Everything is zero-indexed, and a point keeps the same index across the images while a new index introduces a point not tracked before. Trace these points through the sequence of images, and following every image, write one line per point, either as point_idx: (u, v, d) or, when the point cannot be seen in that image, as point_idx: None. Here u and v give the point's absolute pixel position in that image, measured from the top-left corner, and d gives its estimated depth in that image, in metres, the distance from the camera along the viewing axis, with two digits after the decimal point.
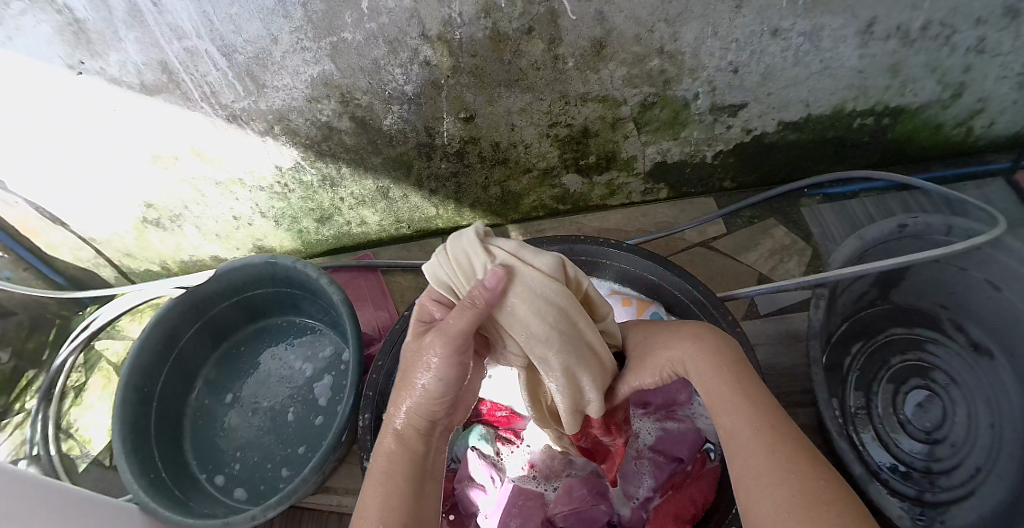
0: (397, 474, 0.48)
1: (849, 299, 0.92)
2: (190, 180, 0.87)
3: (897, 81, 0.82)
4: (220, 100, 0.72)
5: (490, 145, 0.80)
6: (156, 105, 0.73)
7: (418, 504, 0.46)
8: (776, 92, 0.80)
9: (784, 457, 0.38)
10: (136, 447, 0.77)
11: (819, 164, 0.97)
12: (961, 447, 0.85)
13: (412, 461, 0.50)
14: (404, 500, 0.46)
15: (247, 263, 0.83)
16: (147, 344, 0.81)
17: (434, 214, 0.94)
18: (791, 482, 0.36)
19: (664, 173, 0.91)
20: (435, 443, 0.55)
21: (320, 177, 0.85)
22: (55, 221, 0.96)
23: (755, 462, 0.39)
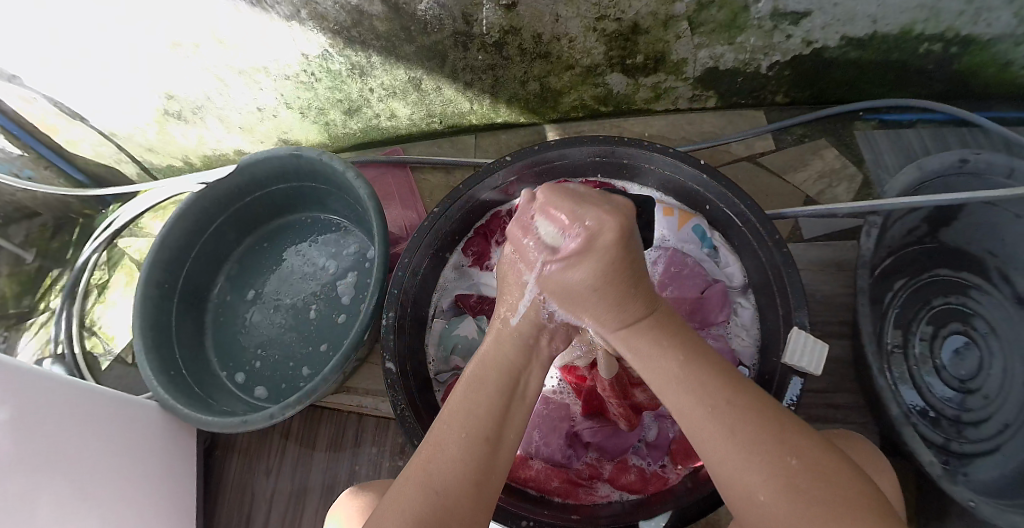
0: (477, 390, 0.44)
1: (897, 233, 0.83)
2: (211, 70, 0.83)
3: (973, 6, 0.69)
4: None
5: (531, 36, 0.72)
6: None
7: (455, 436, 0.41)
8: (842, 3, 0.69)
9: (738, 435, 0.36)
10: (158, 344, 0.77)
11: (878, 88, 0.87)
12: (994, 400, 0.79)
13: (495, 375, 0.45)
14: (472, 430, 0.41)
15: (267, 157, 0.79)
16: (167, 241, 0.80)
17: (468, 110, 0.89)
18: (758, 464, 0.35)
19: (715, 79, 0.83)
20: (533, 369, 0.48)
21: (349, 66, 0.80)
22: (73, 116, 0.93)
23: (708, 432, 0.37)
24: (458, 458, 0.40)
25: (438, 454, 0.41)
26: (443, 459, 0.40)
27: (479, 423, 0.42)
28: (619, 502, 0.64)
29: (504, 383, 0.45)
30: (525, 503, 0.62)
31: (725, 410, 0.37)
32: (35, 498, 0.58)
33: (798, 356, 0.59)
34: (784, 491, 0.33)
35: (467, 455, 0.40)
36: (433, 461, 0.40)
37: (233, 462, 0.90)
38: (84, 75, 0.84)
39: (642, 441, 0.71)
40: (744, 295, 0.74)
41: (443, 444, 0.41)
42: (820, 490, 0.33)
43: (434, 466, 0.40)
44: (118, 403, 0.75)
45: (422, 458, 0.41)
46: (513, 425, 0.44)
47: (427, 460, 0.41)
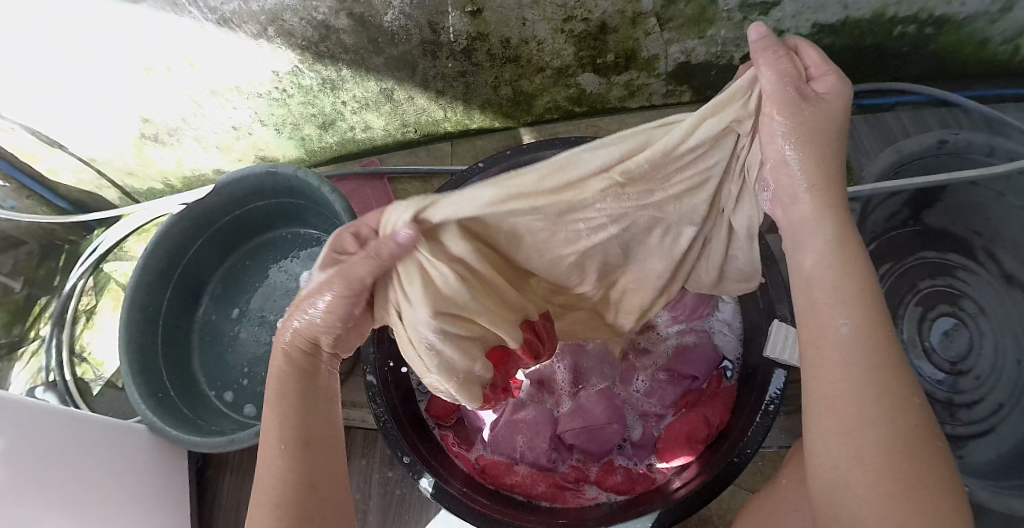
0: (284, 402, 0.45)
1: (880, 216, 0.84)
2: (185, 91, 0.83)
3: None
4: (208, 1, 0.65)
5: (499, 41, 0.72)
6: (141, 12, 0.67)
7: (275, 449, 0.43)
8: None
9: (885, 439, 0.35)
10: (145, 368, 0.77)
11: (853, 75, 0.87)
12: (985, 381, 0.79)
13: (293, 378, 0.46)
14: (287, 438, 0.43)
15: (244, 175, 0.79)
16: (150, 264, 0.80)
17: (442, 117, 0.89)
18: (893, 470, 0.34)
19: (687, 74, 0.83)
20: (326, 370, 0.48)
21: (320, 81, 0.80)
22: (52, 144, 0.93)
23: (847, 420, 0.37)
24: (283, 467, 0.43)
25: (268, 467, 0.43)
26: (271, 472, 0.43)
27: (291, 432, 0.44)
28: (607, 504, 0.63)
29: (293, 383, 0.46)
30: (510, 509, 0.62)
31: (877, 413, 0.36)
32: None
33: (780, 347, 0.60)
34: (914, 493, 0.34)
35: (292, 464, 0.43)
36: (262, 477, 0.43)
37: (226, 480, 0.90)
38: (58, 101, 0.83)
39: (628, 441, 0.71)
40: (724, 290, 0.72)
41: (269, 458, 0.43)
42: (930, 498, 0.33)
43: (263, 479, 0.43)
44: (111, 430, 0.75)
45: (260, 477, 0.43)
46: (323, 413, 0.47)
47: (258, 475, 0.43)
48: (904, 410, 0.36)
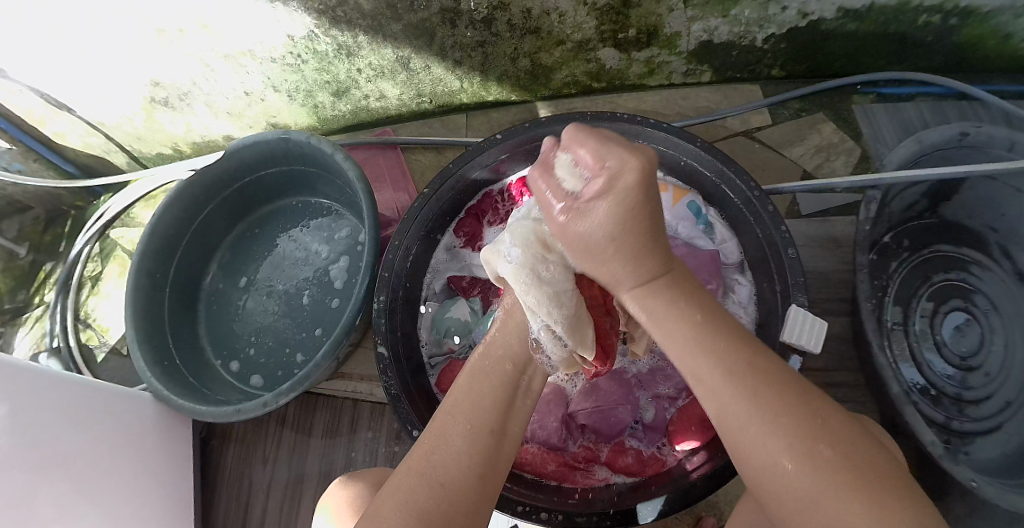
0: (481, 382, 0.46)
1: (896, 209, 0.82)
2: (197, 55, 0.82)
3: None
4: None
5: (520, 11, 0.71)
6: None
7: (461, 427, 0.42)
8: None
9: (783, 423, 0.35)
10: (150, 335, 0.77)
11: (875, 62, 0.85)
12: (995, 377, 0.78)
13: (503, 364, 0.47)
14: (479, 424, 0.42)
15: (255, 142, 0.78)
16: (158, 230, 0.79)
17: (458, 88, 0.88)
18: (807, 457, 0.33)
19: (709, 52, 0.82)
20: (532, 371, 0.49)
21: (335, 47, 0.79)
22: (60, 108, 0.92)
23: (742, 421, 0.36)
24: (463, 450, 0.40)
25: (448, 445, 0.40)
26: (450, 449, 0.40)
27: (483, 415, 0.43)
28: (617, 486, 0.64)
29: (510, 377, 0.47)
30: (519, 486, 0.61)
31: (747, 390, 0.37)
32: (33, 500, 0.58)
33: (797, 333, 0.59)
34: (806, 468, 0.33)
35: (474, 446, 0.41)
36: (437, 453, 0.40)
37: (230, 451, 0.90)
38: (71, 67, 0.83)
39: (640, 423, 0.70)
40: (740, 272, 0.73)
41: (449, 435, 0.41)
42: (845, 476, 0.32)
43: (438, 456, 0.40)
44: (124, 403, 0.75)
45: (422, 451, 0.41)
46: (515, 421, 0.46)
47: (429, 451, 0.41)
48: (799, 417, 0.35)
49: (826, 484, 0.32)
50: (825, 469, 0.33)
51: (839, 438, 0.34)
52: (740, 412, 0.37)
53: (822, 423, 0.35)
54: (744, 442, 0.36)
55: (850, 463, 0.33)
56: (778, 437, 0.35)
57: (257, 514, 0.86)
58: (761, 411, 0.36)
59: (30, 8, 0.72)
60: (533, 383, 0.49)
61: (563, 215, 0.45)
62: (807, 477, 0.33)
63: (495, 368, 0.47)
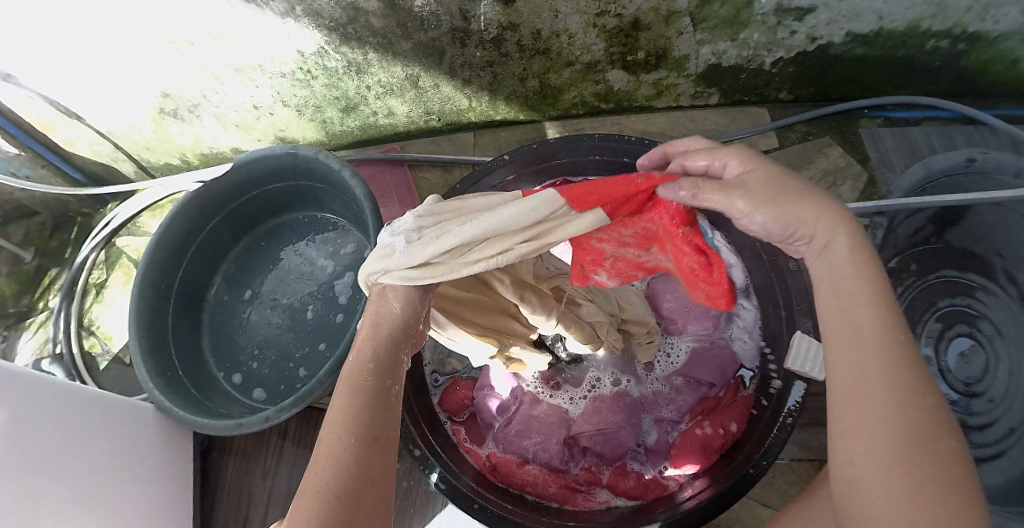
0: (354, 389, 0.42)
1: (902, 233, 0.81)
2: (207, 68, 0.82)
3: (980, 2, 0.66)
4: None
5: (530, 32, 0.71)
6: None
7: (342, 438, 0.39)
8: None
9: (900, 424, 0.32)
10: (154, 346, 0.77)
11: (882, 87, 0.85)
12: (1000, 404, 0.77)
13: (373, 366, 0.44)
14: (359, 432, 0.39)
15: (264, 155, 0.78)
16: (165, 240, 0.80)
17: (466, 107, 0.88)
18: (901, 453, 0.31)
19: (718, 75, 0.82)
20: (407, 349, 0.47)
21: (345, 64, 0.79)
22: (69, 115, 0.93)
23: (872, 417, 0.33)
24: (342, 460, 0.37)
25: (325, 459, 0.38)
26: (338, 465, 0.37)
27: (361, 424, 0.40)
28: (618, 509, 0.63)
29: (381, 381, 0.43)
30: (519, 508, 0.61)
31: (894, 379, 0.34)
32: (35, 512, 0.58)
33: (800, 361, 0.59)
34: (908, 485, 0.30)
35: (355, 455, 0.38)
36: (326, 469, 0.37)
37: (230, 463, 0.90)
38: (85, 82, 0.85)
39: (642, 446, 0.70)
40: (746, 297, 0.71)
41: (335, 450, 0.38)
42: (948, 497, 0.29)
43: (328, 474, 0.37)
44: (126, 416, 0.75)
45: (312, 472, 0.38)
46: (390, 418, 0.43)
47: (321, 469, 0.37)
48: (924, 439, 0.32)
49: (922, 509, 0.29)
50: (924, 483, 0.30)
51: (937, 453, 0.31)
52: (874, 403, 0.33)
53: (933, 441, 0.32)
54: (860, 431, 0.33)
55: (949, 488, 0.30)
56: (883, 440, 0.32)
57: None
58: (885, 414, 0.33)
59: (29, 9, 0.71)
60: (400, 381, 0.46)
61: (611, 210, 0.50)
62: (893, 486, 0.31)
63: (370, 373, 0.43)
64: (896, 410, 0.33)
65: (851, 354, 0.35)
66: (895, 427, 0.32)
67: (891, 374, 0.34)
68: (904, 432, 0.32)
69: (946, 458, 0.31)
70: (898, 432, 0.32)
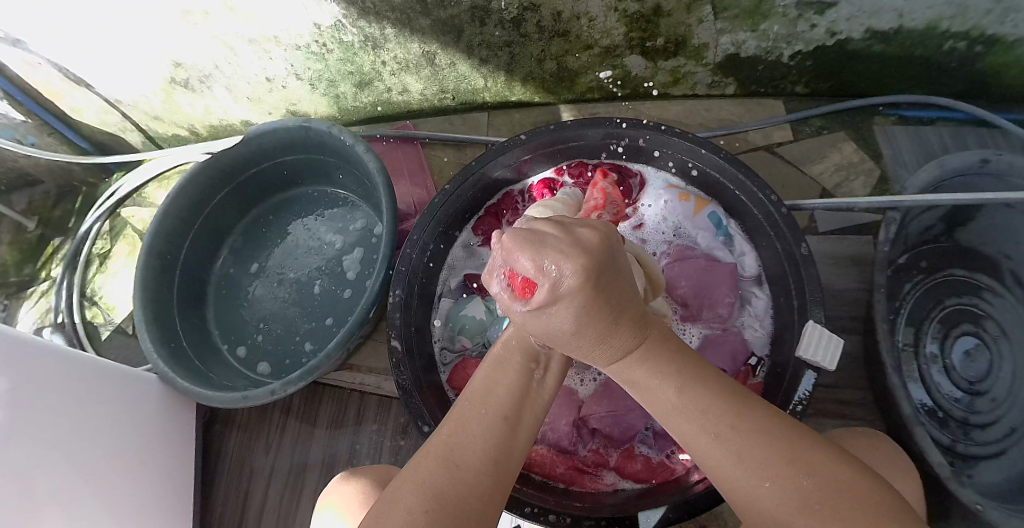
0: (498, 370, 0.43)
1: (913, 231, 0.81)
2: (222, 38, 0.81)
3: (1001, 4, 0.66)
4: None
5: (551, 13, 0.70)
6: None
7: (479, 413, 0.39)
8: None
9: (748, 450, 0.34)
10: (159, 316, 0.77)
11: (899, 84, 0.84)
12: (1004, 402, 0.77)
13: (519, 355, 0.43)
14: (498, 411, 0.40)
15: (276, 128, 0.78)
16: (173, 210, 0.79)
17: (482, 87, 0.87)
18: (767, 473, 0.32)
19: (735, 66, 0.82)
20: (567, 349, 0.48)
21: (362, 38, 0.78)
22: (78, 83, 0.92)
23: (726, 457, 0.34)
24: (481, 436, 0.38)
25: (465, 430, 0.39)
26: (471, 437, 0.38)
27: (501, 404, 0.40)
28: (625, 491, 0.64)
29: (530, 365, 0.43)
30: (528, 487, 0.62)
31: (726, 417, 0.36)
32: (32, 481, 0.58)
33: (814, 348, 0.58)
34: (791, 495, 0.31)
35: (489, 433, 0.38)
36: (457, 438, 0.38)
37: (233, 436, 0.90)
38: (97, 50, 0.84)
39: (649, 430, 0.69)
40: (758, 285, 0.73)
41: (468, 422, 0.39)
42: (825, 498, 0.30)
43: (457, 442, 0.38)
44: (129, 387, 0.75)
45: (444, 437, 0.39)
46: (533, 411, 0.42)
47: (450, 436, 0.39)
48: (783, 452, 0.33)
49: (808, 514, 0.30)
50: (799, 489, 0.31)
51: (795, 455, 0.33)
52: (719, 446, 0.35)
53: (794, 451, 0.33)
54: (730, 475, 0.34)
55: (831, 490, 0.30)
56: (758, 472, 0.33)
57: (257, 500, 0.85)
58: (735, 444, 0.34)
59: None
60: (548, 378, 0.44)
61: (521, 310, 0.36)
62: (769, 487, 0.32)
63: (510, 358, 0.43)
64: (738, 439, 0.34)
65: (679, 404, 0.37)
66: (746, 454, 0.33)
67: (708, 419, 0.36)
68: (759, 451, 0.33)
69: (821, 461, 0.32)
70: (757, 463, 0.33)
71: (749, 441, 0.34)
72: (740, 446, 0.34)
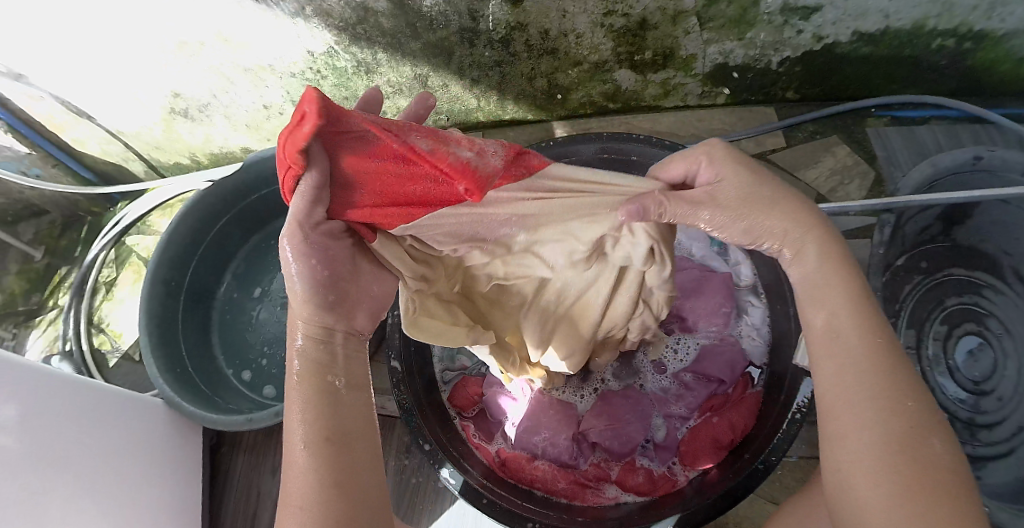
0: (270, 386, 0.45)
1: (909, 230, 0.82)
2: (217, 68, 0.83)
3: (987, 2, 0.66)
4: None
5: (538, 32, 0.71)
6: None
7: (300, 438, 0.42)
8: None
9: (880, 406, 0.39)
10: (164, 343, 0.78)
11: (889, 86, 0.85)
12: (1008, 403, 0.77)
13: (302, 367, 0.47)
14: (317, 434, 0.42)
15: (274, 154, 0.79)
16: (176, 238, 0.80)
17: (475, 106, 0.89)
18: (884, 430, 0.38)
19: (724, 75, 0.82)
20: (341, 350, 0.49)
21: (354, 63, 0.80)
22: (80, 115, 0.94)
23: (853, 404, 0.40)
24: (310, 466, 0.41)
25: (307, 471, 0.41)
26: (299, 470, 0.41)
27: (317, 426, 0.43)
28: (627, 505, 0.63)
29: (321, 378, 0.46)
30: (529, 503, 0.62)
31: (879, 373, 0.40)
32: (45, 511, 0.58)
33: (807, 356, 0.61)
34: (908, 469, 0.36)
35: (316, 459, 0.41)
36: (292, 473, 0.41)
37: (240, 458, 0.91)
38: (97, 83, 0.86)
39: (650, 442, 0.70)
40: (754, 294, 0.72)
41: (296, 453, 0.42)
42: (933, 475, 0.35)
43: (298, 481, 0.40)
44: (137, 415, 0.76)
45: (287, 478, 0.41)
46: (353, 414, 0.46)
47: (290, 474, 0.41)
48: (901, 420, 0.38)
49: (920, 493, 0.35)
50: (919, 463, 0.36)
51: (929, 453, 0.37)
52: (853, 402, 0.40)
53: (919, 428, 0.38)
54: (850, 424, 0.40)
55: (933, 475, 0.35)
56: (873, 432, 0.38)
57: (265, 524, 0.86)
58: (873, 403, 0.39)
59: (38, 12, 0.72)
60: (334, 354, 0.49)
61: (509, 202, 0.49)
62: (894, 484, 0.35)
63: (306, 374, 0.46)
64: (874, 403, 0.39)
65: (839, 353, 0.43)
66: (884, 422, 0.38)
67: (875, 375, 0.40)
68: (883, 419, 0.38)
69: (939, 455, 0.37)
70: (885, 432, 0.38)
71: (885, 410, 0.39)
72: (873, 406, 0.39)
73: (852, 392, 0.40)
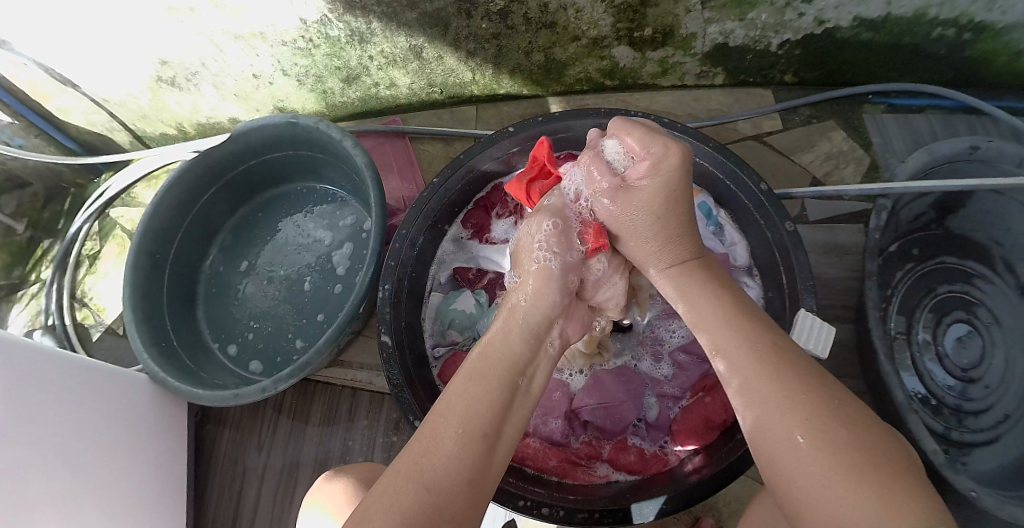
0: (478, 381, 0.41)
1: (904, 218, 0.81)
2: (207, 34, 0.80)
3: None
4: None
5: (537, 5, 0.70)
6: None
7: (454, 426, 0.37)
8: None
9: (781, 385, 0.37)
10: (148, 315, 0.76)
11: (887, 73, 0.84)
12: (995, 390, 0.78)
13: (500, 366, 0.42)
14: (471, 426, 0.38)
15: (264, 124, 0.77)
16: (161, 210, 0.78)
17: (470, 80, 0.87)
18: (792, 400, 0.36)
19: (723, 55, 0.81)
20: (542, 356, 0.46)
21: (348, 33, 0.78)
22: (64, 83, 0.91)
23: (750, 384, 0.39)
24: (454, 454, 0.36)
25: (434, 450, 0.36)
26: (442, 453, 0.36)
27: (475, 418, 0.38)
28: (619, 484, 0.63)
29: (512, 377, 0.42)
30: (519, 481, 0.61)
31: (769, 363, 0.39)
32: (20, 493, 0.56)
33: (804, 337, 0.58)
34: (820, 440, 0.33)
35: (463, 451, 0.36)
36: (428, 457, 0.36)
37: (225, 436, 0.89)
38: (81, 48, 0.83)
39: (643, 421, 0.70)
40: (749, 275, 0.72)
41: (441, 438, 0.37)
42: (861, 452, 0.32)
43: (427, 462, 0.35)
44: (122, 393, 0.74)
45: (417, 455, 0.36)
46: (515, 422, 0.41)
47: (420, 456, 0.36)
48: (814, 396, 0.36)
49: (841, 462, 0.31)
50: (833, 435, 0.33)
51: (855, 426, 0.34)
52: (757, 386, 0.38)
53: (832, 401, 0.35)
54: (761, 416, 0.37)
55: (863, 451, 0.32)
56: (791, 419, 0.35)
57: (251, 501, 0.85)
58: (778, 386, 0.37)
59: None
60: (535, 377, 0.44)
61: (608, 198, 0.50)
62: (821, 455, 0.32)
63: (494, 366, 0.42)
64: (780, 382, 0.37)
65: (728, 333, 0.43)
66: (786, 399, 0.36)
67: (763, 365, 0.39)
68: (790, 394, 0.36)
69: (865, 429, 0.34)
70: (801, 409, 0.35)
71: (788, 385, 0.37)
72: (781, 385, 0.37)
73: (752, 367, 0.39)
